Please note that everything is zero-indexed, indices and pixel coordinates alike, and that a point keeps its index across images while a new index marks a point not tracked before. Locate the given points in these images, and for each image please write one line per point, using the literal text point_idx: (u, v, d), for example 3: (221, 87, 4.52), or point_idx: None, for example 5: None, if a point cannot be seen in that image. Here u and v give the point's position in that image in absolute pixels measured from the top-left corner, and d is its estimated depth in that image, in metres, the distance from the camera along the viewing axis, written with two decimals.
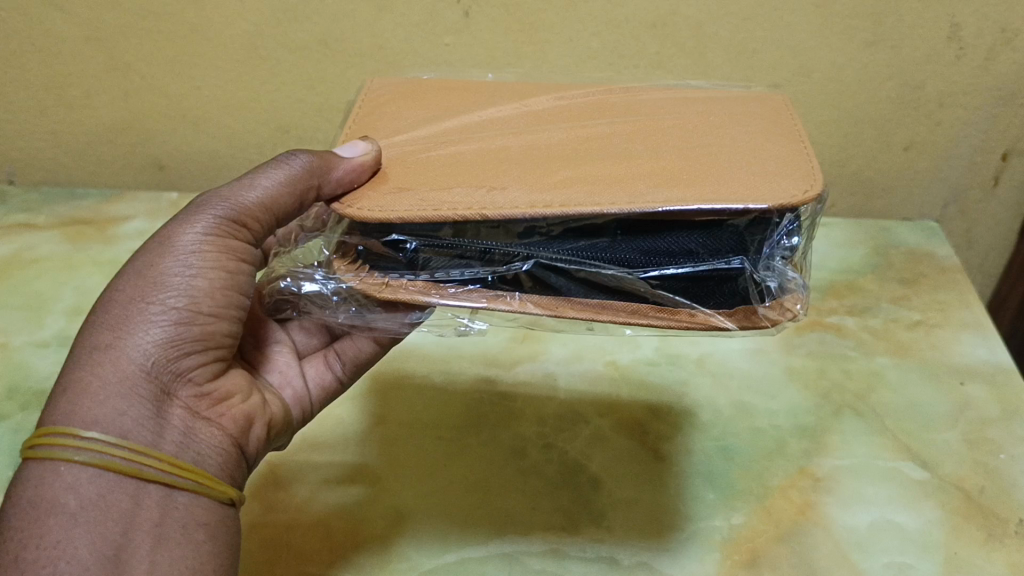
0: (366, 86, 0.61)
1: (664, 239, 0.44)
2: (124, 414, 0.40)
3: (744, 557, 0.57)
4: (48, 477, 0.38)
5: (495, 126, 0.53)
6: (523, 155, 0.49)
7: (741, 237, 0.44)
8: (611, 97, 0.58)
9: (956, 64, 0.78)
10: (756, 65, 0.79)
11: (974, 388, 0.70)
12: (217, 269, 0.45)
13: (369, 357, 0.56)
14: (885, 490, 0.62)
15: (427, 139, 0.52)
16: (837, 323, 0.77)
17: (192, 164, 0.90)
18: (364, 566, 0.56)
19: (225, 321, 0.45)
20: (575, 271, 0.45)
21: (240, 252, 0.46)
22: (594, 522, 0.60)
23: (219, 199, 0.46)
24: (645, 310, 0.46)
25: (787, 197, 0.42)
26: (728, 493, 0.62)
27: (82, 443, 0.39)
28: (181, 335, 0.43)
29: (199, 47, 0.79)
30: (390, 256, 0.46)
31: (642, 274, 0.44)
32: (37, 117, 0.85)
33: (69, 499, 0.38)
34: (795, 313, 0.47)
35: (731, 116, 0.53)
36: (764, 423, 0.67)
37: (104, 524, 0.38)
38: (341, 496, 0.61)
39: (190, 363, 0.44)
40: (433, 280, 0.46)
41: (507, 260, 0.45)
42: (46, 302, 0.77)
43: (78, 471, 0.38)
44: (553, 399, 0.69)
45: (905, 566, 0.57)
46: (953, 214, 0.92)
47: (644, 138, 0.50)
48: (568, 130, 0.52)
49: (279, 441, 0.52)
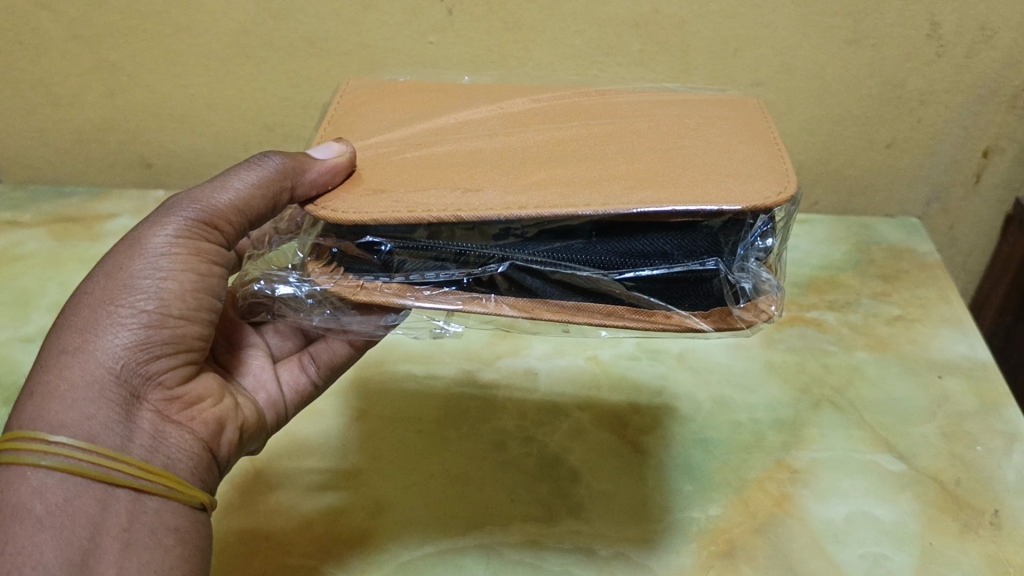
0: (345, 87, 0.61)
1: (638, 242, 0.44)
2: (92, 418, 0.41)
3: (721, 547, 0.57)
4: (13, 482, 0.38)
5: (471, 128, 0.53)
6: (498, 157, 0.49)
7: (716, 238, 0.44)
8: (588, 99, 0.58)
9: (936, 62, 0.79)
10: (738, 63, 0.80)
11: (952, 381, 0.71)
12: (187, 272, 0.46)
13: (344, 360, 0.57)
14: (862, 482, 0.62)
15: (403, 141, 0.52)
16: (817, 318, 0.78)
17: (179, 162, 0.91)
18: (342, 557, 0.56)
19: (195, 324, 0.46)
20: (550, 273, 0.45)
21: (212, 254, 0.47)
22: (571, 514, 0.60)
23: (190, 202, 0.47)
24: (621, 312, 0.46)
25: (760, 199, 0.43)
26: (706, 485, 0.62)
27: (49, 447, 0.39)
28: (151, 339, 0.44)
29: (185, 45, 0.79)
30: (365, 258, 0.46)
31: (618, 275, 0.45)
32: (24, 115, 0.86)
33: (35, 504, 0.37)
34: (770, 314, 0.47)
35: (709, 119, 0.54)
36: (742, 417, 0.68)
37: (71, 529, 0.38)
38: (320, 488, 0.61)
39: (160, 367, 0.44)
40: (408, 283, 0.46)
41: (482, 262, 0.46)
42: (32, 298, 0.77)
43: (45, 475, 0.38)
44: (533, 393, 0.70)
45: (880, 556, 0.57)
46: (935, 211, 0.92)
47: (618, 140, 0.51)
48: (544, 133, 0.53)
49: (253, 446, 0.52)
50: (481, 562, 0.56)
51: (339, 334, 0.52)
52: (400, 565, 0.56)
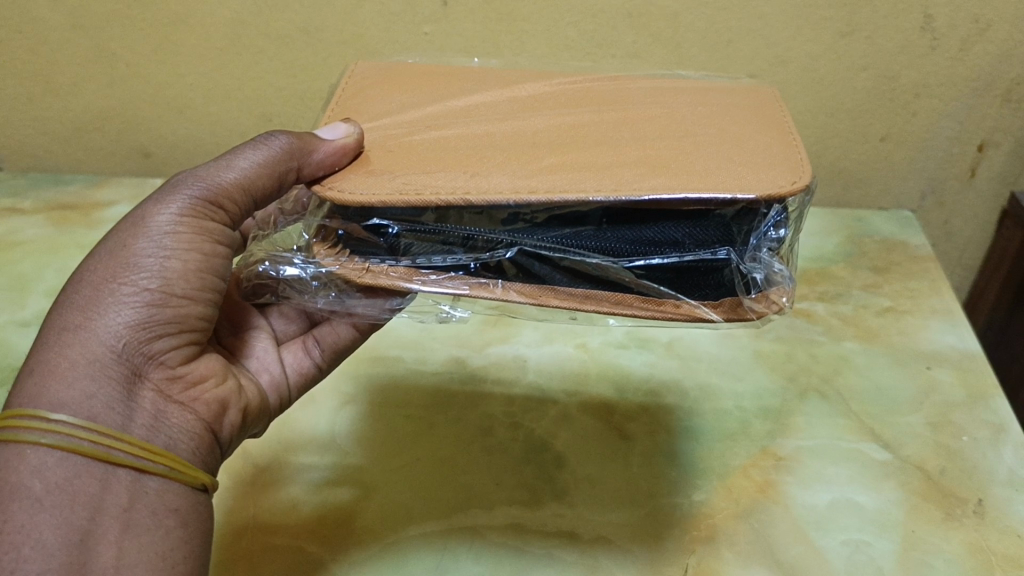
0: (351, 70, 0.62)
1: (649, 229, 0.44)
2: (93, 397, 0.41)
3: (703, 532, 0.58)
4: (13, 459, 0.38)
5: (480, 114, 0.54)
6: (507, 141, 0.50)
7: (728, 228, 0.44)
8: (598, 87, 0.59)
9: (930, 55, 0.79)
10: (731, 55, 0.80)
11: (941, 372, 0.71)
12: (191, 251, 0.46)
13: (347, 343, 0.58)
14: (846, 470, 0.62)
15: (412, 124, 0.53)
16: (806, 309, 0.78)
17: (178, 151, 0.91)
18: (327, 536, 0.57)
19: (199, 304, 0.46)
20: (559, 259, 0.45)
21: (217, 233, 0.47)
22: (555, 498, 0.60)
23: (196, 180, 0.47)
24: (629, 300, 0.46)
25: (774, 188, 0.43)
26: (691, 471, 0.62)
27: (49, 426, 0.39)
28: (152, 318, 0.44)
29: (184, 35, 0.80)
30: (371, 240, 0.46)
31: (628, 263, 0.45)
32: (26, 104, 0.87)
33: (35, 483, 0.38)
34: (781, 306, 0.47)
35: (723, 108, 0.54)
36: (729, 405, 0.68)
37: (71, 508, 0.38)
38: (308, 469, 0.62)
39: (162, 346, 0.45)
40: (414, 267, 0.47)
41: (490, 247, 0.46)
42: (29, 283, 0.78)
43: (44, 454, 0.39)
44: (521, 380, 0.70)
45: (862, 543, 0.57)
46: (930, 205, 0.93)
47: (627, 126, 0.51)
48: (553, 119, 0.53)
49: (255, 428, 0.53)
50: (464, 545, 0.57)
51: (344, 315, 0.52)
52: (384, 546, 0.56)
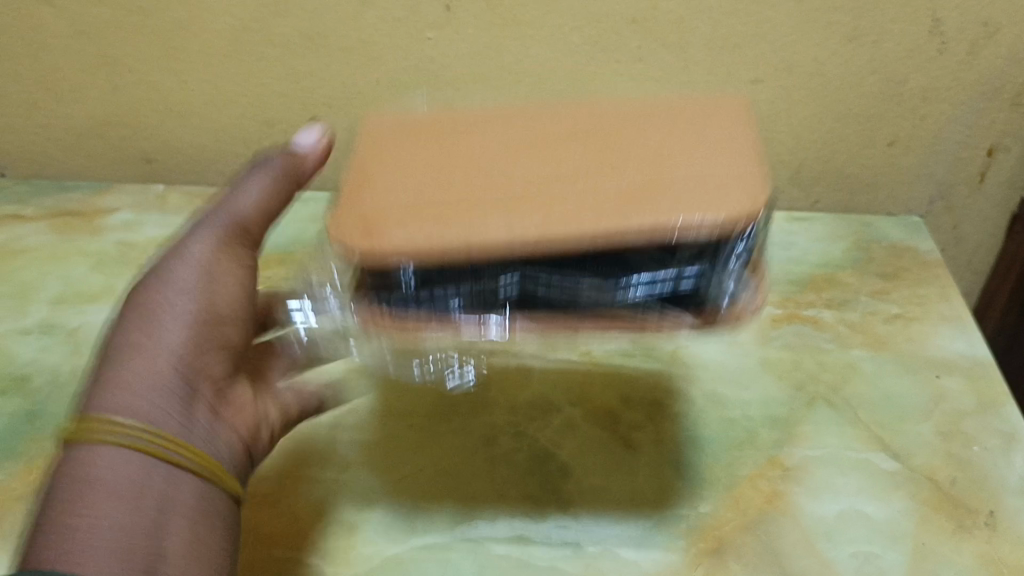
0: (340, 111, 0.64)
1: (628, 261, 0.48)
2: (151, 409, 0.52)
3: (710, 544, 0.57)
4: (91, 459, 0.50)
5: (467, 146, 0.57)
6: (494, 178, 0.53)
7: (701, 249, 0.47)
8: (578, 108, 0.61)
9: (938, 59, 0.78)
10: (737, 60, 0.79)
11: (950, 380, 0.70)
12: (224, 289, 0.58)
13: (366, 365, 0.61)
14: (855, 480, 0.62)
15: (406, 164, 0.55)
16: (814, 316, 0.77)
17: (181, 158, 0.90)
18: (330, 548, 0.56)
19: (227, 330, 0.58)
20: (552, 298, 0.49)
21: (240, 273, 0.59)
22: (560, 509, 0.60)
23: (228, 228, 0.60)
24: (621, 325, 0.49)
25: (734, 209, 0.48)
26: (698, 481, 0.61)
27: (119, 432, 0.51)
28: (196, 344, 0.56)
29: (186, 42, 0.80)
30: (384, 293, 0.49)
31: (612, 294, 0.48)
32: (28, 111, 0.86)
33: (109, 476, 0.49)
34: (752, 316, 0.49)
35: (691, 129, 0.57)
36: (735, 414, 0.67)
37: (136, 500, 0.49)
38: (309, 480, 0.61)
39: (201, 367, 0.56)
40: (425, 320, 0.49)
41: (491, 291, 0.49)
42: (31, 291, 0.77)
43: (116, 453, 0.50)
44: (525, 389, 0.69)
45: (871, 555, 0.56)
46: (939, 210, 0.91)
47: (604, 159, 0.54)
48: (536, 152, 0.56)
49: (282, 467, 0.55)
50: (468, 556, 0.56)
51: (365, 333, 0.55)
52: (388, 558, 0.56)
